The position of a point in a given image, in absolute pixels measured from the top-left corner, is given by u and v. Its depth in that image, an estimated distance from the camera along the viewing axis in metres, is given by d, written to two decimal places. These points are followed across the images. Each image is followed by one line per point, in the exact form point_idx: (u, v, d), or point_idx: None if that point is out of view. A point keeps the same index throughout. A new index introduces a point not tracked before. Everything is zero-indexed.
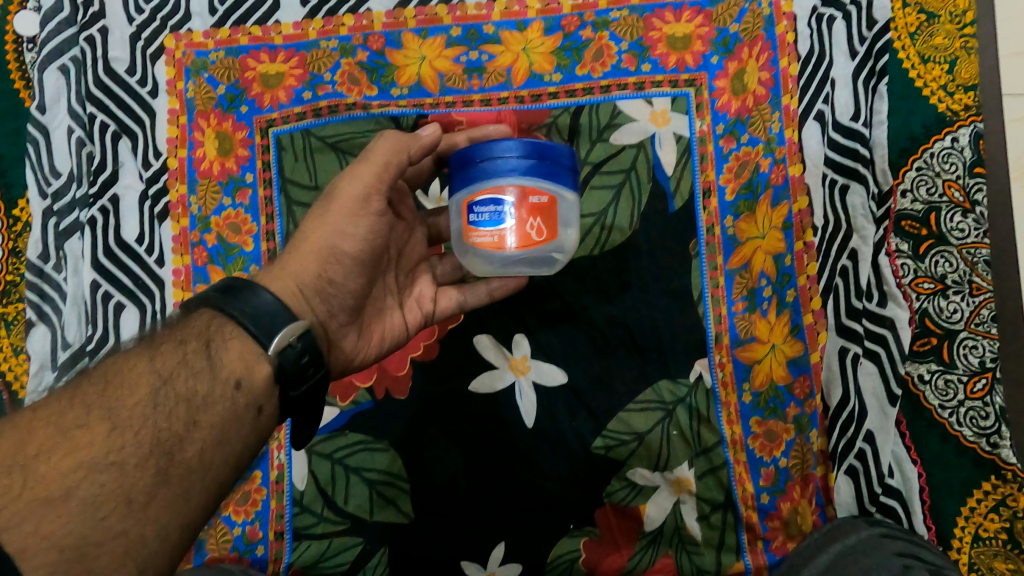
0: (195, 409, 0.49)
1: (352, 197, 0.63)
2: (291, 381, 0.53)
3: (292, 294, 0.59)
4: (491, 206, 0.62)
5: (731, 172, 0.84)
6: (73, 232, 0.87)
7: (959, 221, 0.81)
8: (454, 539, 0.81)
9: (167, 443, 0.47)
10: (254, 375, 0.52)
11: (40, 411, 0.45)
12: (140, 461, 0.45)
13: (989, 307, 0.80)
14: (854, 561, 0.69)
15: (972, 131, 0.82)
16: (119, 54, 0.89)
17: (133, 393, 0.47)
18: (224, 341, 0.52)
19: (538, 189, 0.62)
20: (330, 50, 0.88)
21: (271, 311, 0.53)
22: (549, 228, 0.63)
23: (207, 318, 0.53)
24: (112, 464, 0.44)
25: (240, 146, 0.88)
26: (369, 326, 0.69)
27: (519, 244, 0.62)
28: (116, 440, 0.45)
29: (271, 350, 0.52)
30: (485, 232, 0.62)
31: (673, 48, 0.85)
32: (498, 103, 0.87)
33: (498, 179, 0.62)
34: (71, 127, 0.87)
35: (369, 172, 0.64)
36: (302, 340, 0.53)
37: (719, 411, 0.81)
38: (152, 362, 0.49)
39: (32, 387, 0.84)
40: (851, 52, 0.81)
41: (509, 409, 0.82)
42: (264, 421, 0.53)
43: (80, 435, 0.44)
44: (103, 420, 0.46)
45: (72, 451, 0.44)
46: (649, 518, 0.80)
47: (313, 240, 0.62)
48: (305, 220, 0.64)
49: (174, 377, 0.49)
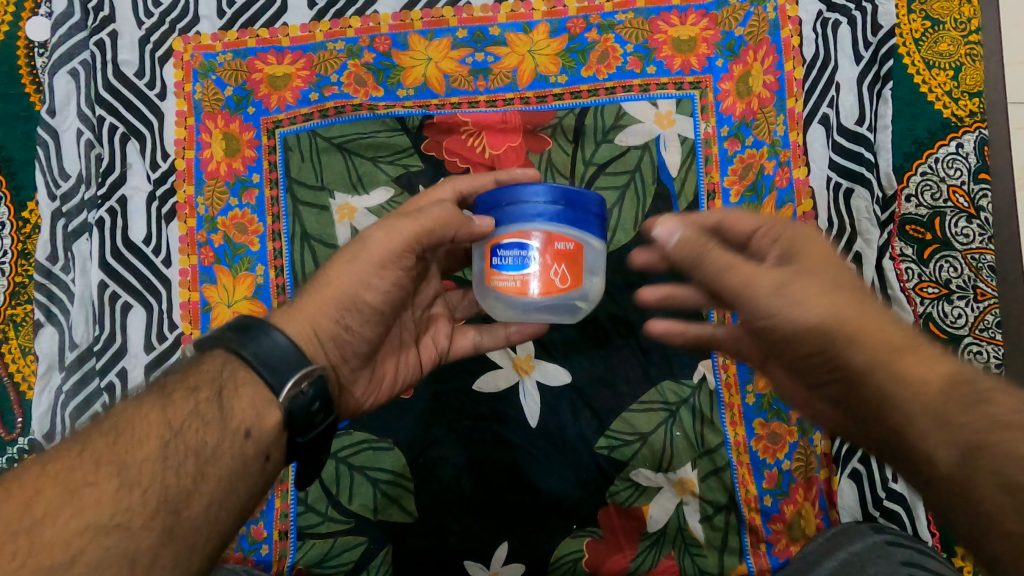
0: (204, 461, 0.47)
1: (385, 250, 0.61)
2: (299, 428, 0.52)
3: (307, 338, 0.57)
4: (516, 249, 0.60)
5: (735, 175, 0.84)
6: (82, 233, 0.87)
7: (964, 226, 0.83)
8: (459, 539, 0.80)
9: (173, 500, 0.45)
10: (264, 423, 0.50)
11: (50, 465, 0.44)
12: (146, 520, 0.43)
13: (993, 313, 0.82)
14: (863, 565, 0.68)
15: (978, 137, 0.83)
16: (128, 57, 0.89)
17: (143, 445, 0.46)
18: (236, 388, 0.50)
19: (564, 235, 0.60)
20: (337, 52, 0.88)
21: (285, 353, 0.51)
22: (573, 275, 0.61)
23: (220, 361, 0.51)
24: (117, 526, 0.42)
25: (247, 147, 0.89)
26: (382, 368, 0.68)
27: (541, 290, 0.60)
28: (123, 498, 0.43)
29: (281, 397, 0.50)
30: (509, 275, 0.60)
31: (679, 50, 0.86)
32: (503, 104, 0.87)
33: (525, 223, 0.60)
34: (81, 129, 0.88)
35: (407, 228, 0.61)
36: (313, 386, 0.51)
37: (722, 414, 0.81)
38: (164, 413, 0.48)
39: (39, 389, 0.85)
40: (856, 56, 0.82)
41: (513, 408, 0.83)
42: (271, 468, 0.52)
43: (88, 494, 0.43)
44: (112, 476, 0.44)
45: (80, 511, 0.42)
46: (652, 519, 0.80)
47: (335, 286, 0.60)
48: (335, 260, 0.62)
49: (183, 430, 0.48)
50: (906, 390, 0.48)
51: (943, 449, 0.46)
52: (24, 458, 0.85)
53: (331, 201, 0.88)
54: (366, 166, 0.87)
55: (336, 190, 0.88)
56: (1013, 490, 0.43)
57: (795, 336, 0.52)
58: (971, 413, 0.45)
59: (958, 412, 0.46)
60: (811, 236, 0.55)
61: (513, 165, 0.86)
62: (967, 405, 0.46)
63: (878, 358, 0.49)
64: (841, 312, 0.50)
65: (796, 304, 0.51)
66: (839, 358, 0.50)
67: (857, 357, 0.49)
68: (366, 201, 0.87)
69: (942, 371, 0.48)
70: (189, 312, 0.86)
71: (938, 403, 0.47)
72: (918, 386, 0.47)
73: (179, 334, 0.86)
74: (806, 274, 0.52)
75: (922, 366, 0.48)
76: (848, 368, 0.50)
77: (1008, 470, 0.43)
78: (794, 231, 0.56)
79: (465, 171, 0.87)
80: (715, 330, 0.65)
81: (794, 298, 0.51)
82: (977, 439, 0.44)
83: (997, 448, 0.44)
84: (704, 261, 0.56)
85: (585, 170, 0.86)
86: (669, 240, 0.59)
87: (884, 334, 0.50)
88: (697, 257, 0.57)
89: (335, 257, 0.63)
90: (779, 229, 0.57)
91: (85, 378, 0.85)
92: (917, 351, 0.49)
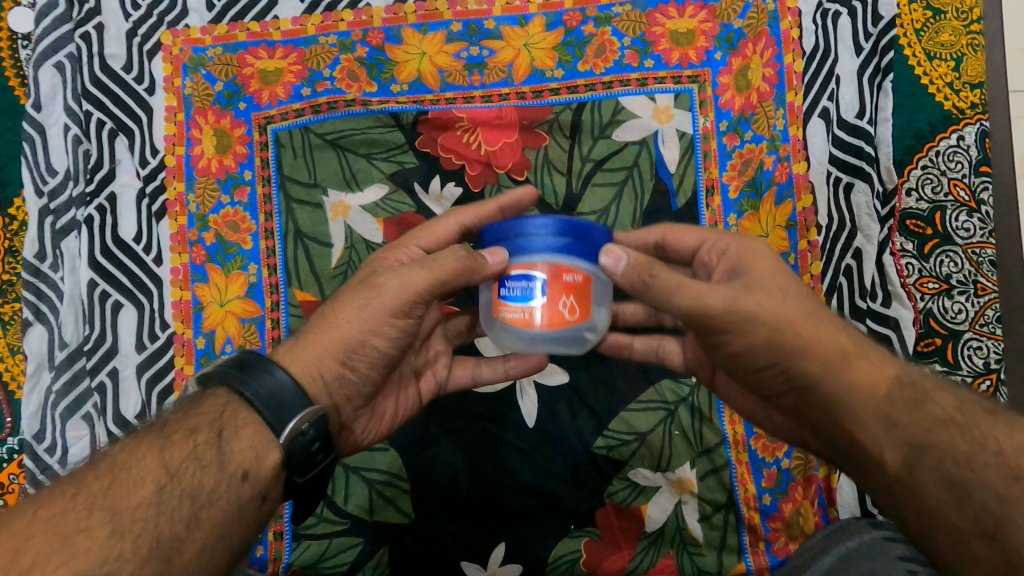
0: (199, 506, 0.48)
1: (397, 301, 0.60)
2: (298, 467, 0.53)
3: (311, 379, 0.59)
4: (521, 281, 0.57)
5: (734, 170, 0.83)
6: (71, 230, 0.85)
7: (965, 220, 0.82)
8: (457, 541, 0.80)
9: (165, 548, 0.46)
10: (263, 464, 0.51)
11: (42, 510, 0.45)
12: (135, 569, 0.44)
13: (993, 308, 0.81)
14: (859, 563, 0.66)
15: (978, 130, 0.83)
16: (114, 50, 0.88)
17: (138, 490, 0.47)
18: (236, 429, 0.52)
19: (574, 266, 0.58)
20: (329, 46, 0.87)
21: (287, 393, 0.53)
22: (583, 308, 0.58)
23: (222, 402, 0.53)
24: (106, 574, 0.43)
25: (238, 143, 0.87)
26: (383, 406, 0.69)
27: (548, 323, 0.57)
28: (114, 545, 0.44)
29: (282, 438, 0.52)
30: (514, 308, 0.58)
31: (676, 44, 0.84)
32: (499, 99, 0.86)
33: (528, 254, 0.58)
34: (68, 124, 0.86)
35: (420, 280, 0.60)
36: (314, 426, 0.53)
37: (721, 412, 0.80)
38: (161, 455, 0.49)
39: (29, 389, 0.84)
40: (856, 48, 0.81)
41: (510, 409, 0.82)
42: (267, 508, 0.53)
43: (80, 541, 0.44)
44: (104, 522, 0.45)
45: (70, 559, 0.43)
46: (650, 518, 0.80)
47: (344, 329, 0.61)
48: (343, 297, 0.63)
49: (181, 472, 0.49)
50: (856, 394, 0.53)
51: (892, 449, 0.51)
52: (13, 458, 0.84)
53: (325, 199, 0.86)
54: (359, 163, 0.86)
55: (330, 188, 0.86)
56: (955, 485, 0.48)
57: (746, 351, 0.58)
58: (915, 413, 0.51)
59: (903, 412, 0.52)
60: (756, 251, 0.60)
61: (509, 161, 0.85)
62: (912, 405, 0.52)
63: (831, 366, 0.54)
64: (787, 326, 0.55)
65: (747, 320, 0.56)
66: (791, 368, 0.56)
67: (809, 364, 0.55)
68: (360, 199, 0.86)
69: (889, 375, 0.54)
70: (181, 311, 0.85)
71: (886, 405, 0.52)
72: (868, 390, 0.53)
73: (171, 333, 0.85)
74: (753, 291, 0.56)
75: (871, 370, 0.54)
76: (803, 376, 0.56)
77: (949, 465, 0.49)
78: (736, 243, 0.62)
79: (460, 167, 0.85)
80: (662, 342, 0.74)
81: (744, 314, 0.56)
82: (924, 439, 0.50)
83: (941, 447, 0.50)
84: (655, 284, 0.58)
85: (583, 167, 0.85)
86: (615, 268, 0.60)
87: (834, 344, 0.55)
88: (647, 282, 0.58)
89: (346, 294, 0.63)
90: (722, 244, 0.63)
91: (75, 378, 0.84)
92: (867, 357, 0.55)
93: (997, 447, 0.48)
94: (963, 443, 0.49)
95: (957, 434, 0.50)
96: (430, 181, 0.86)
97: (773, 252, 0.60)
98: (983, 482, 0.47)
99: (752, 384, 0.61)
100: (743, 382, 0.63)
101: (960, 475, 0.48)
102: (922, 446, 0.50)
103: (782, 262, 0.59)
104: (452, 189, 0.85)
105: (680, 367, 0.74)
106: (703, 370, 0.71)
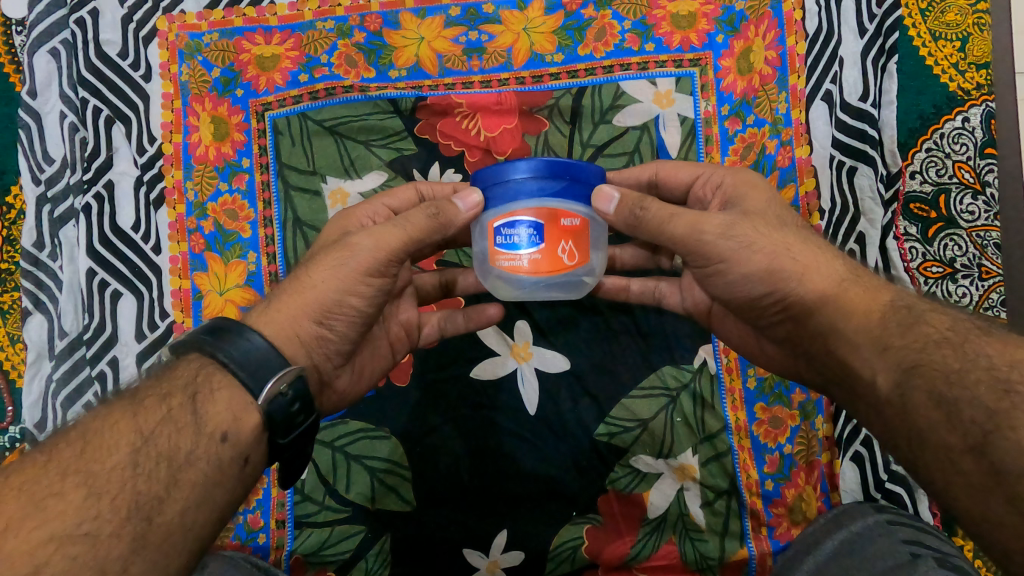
0: (176, 468, 0.49)
1: (372, 260, 0.60)
2: (280, 428, 0.54)
3: (287, 340, 0.59)
4: (520, 229, 0.58)
5: (737, 154, 0.82)
6: (68, 219, 0.85)
7: (969, 203, 0.81)
8: (458, 528, 0.80)
9: (145, 507, 0.47)
10: (241, 427, 0.52)
11: (14, 477, 0.46)
12: (116, 528, 0.45)
13: (998, 291, 0.81)
14: (861, 547, 0.66)
15: (984, 111, 0.82)
16: (110, 36, 0.87)
17: (112, 455, 0.48)
18: (211, 393, 0.52)
19: (571, 211, 0.60)
20: (327, 31, 0.86)
21: (262, 356, 0.54)
22: (580, 252, 0.60)
23: (196, 367, 0.54)
24: (86, 534, 0.44)
25: (236, 131, 0.87)
26: (361, 362, 0.69)
27: (548, 269, 0.59)
28: (91, 507, 0.45)
29: (261, 399, 0.52)
30: (515, 255, 0.59)
31: (677, 27, 0.83)
32: (498, 84, 0.85)
33: (523, 199, 0.59)
34: (63, 112, 0.86)
35: (395, 239, 0.60)
36: (293, 387, 0.53)
37: (723, 398, 0.80)
38: (134, 420, 0.50)
39: (30, 377, 0.84)
40: (859, 29, 0.80)
41: (511, 396, 0.82)
42: (249, 471, 0.54)
43: (52, 505, 0.45)
44: (78, 486, 0.46)
45: (44, 523, 0.44)
46: (652, 505, 0.79)
47: (318, 290, 0.60)
48: (317, 258, 0.62)
49: (155, 436, 0.50)
50: (851, 322, 0.56)
51: (884, 372, 0.54)
52: (15, 447, 0.84)
53: (324, 186, 0.86)
54: (356, 151, 0.86)
55: (328, 174, 0.86)
56: (946, 405, 0.49)
57: (742, 281, 0.61)
58: (908, 336, 0.53)
59: (896, 335, 0.54)
60: (750, 182, 0.66)
61: (509, 147, 0.84)
62: (904, 329, 0.54)
63: (826, 295, 0.58)
64: (785, 252, 0.59)
65: (744, 248, 0.59)
66: (786, 296, 0.59)
67: (805, 294, 0.58)
68: (359, 185, 0.85)
69: (883, 300, 0.57)
70: (181, 300, 0.85)
71: (879, 329, 0.55)
72: (862, 317, 0.56)
73: (171, 322, 0.85)
74: (749, 218, 0.61)
75: (866, 298, 0.57)
76: (799, 305, 0.59)
77: (939, 386, 0.50)
78: (732, 176, 0.67)
79: (459, 154, 0.84)
80: (658, 283, 0.76)
81: (743, 241, 0.59)
82: (914, 360, 0.52)
83: (931, 367, 0.51)
84: (646, 217, 0.61)
85: (583, 153, 0.84)
86: (608, 210, 0.62)
87: (828, 273, 0.59)
88: (638, 217, 0.61)
89: (320, 254, 0.62)
90: (717, 178, 0.68)
91: (75, 367, 0.84)
92: (862, 285, 0.58)
93: (989, 364, 0.50)
94: (955, 362, 0.51)
95: (950, 353, 0.51)
96: (428, 167, 0.85)
97: (766, 184, 0.66)
98: (973, 397, 0.48)
99: (749, 316, 0.65)
100: (740, 315, 0.66)
101: (950, 394, 0.49)
102: (914, 366, 0.52)
103: (775, 192, 0.65)
104: (452, 176, 0.84)
105: (676, 307, 0.75)
106: (700, 312, 0.72)
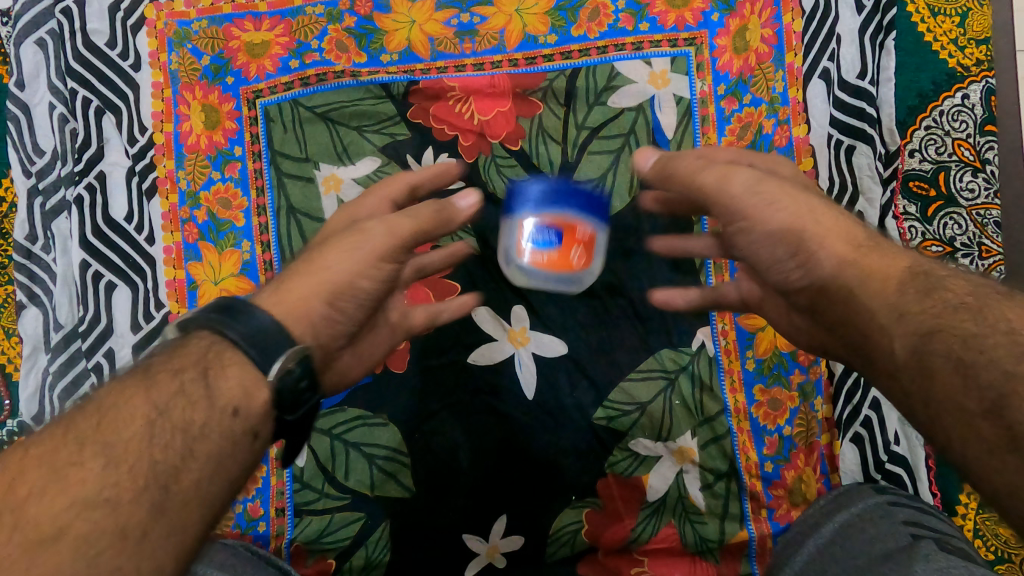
0: (191, 438, 0.48)
1: (385, 246, 0.62)
2: (288, 407, 0.53)
3: (297, 318, 0.57)
4: (546, 232, 0.63)
5: (733, 135, 0.81)
6: (60, 211, 0.85)
7: (969, 180, 0.81)
8: (461, 513, 0.80)
9: (162, 476, 0.46)
10: (252, 401, 0.51)
11: (33, 449, 0.46)
12: (135, 495, 0.45)
13: (999, 270, 0.80)
14: (861, 529, 0.65)
15: (984, 87, 0.81)
16: (98, 26, 0.86)
17: (129, 425, 0.48)
18: (222, 368, 0.51)
19: (587, 224, 0.65)
20: (317, 16, 0.85)
21: (271, 333, 0.54)
22: (586, 261, 0.66)
23: (206, 344, 0.53)
24: (106, 500, 0.44)
25: (227, 119, 0.86)
26: (364, 347, 0.69)
27: (559, 270, 0.64)
28: (110, 475, 0.45)
29: (271, 375, 0.52)
30: (536, 255, 0.64)
31: (671, 5, 0.83)
32: (491, 67, 0.85)
33: (554, 208, 0.64)
34: (53, 103, 0.86)
35: (407, 227, 0.63)
36: (300, 365, 0.53)
37: (721, 379, 0.80)
38: (148, 395, 0.50)
39: (27, 370, 0.84)
40: (857, 7, 0.80)
41: (509, 381, 0.81)
42: (261, 446, 0.53)
43: (73, 473, 0.45)
44: (97, 455, 0.46)
45: (65, 489, 0.44)
46: (652, 488, 0.79)
47: (331, 271, 0.60)
48: (329, 242, 0.62)
49: (171, 407, 0.49)
50: (871, 286, 0.55)
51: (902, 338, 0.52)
52: (13, 441, 0.84)
53: (318, 172, 0.85)
54: (351, 135, 0.85)
55: (322, 162, 0.85)
56: (964, 369, 0.47)
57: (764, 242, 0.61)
58: (929, 300, 0.52)
59: (913, 303, 0.52)
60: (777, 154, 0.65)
61: (503, 131, 0.83)
62: (924, 293, 0.52)
63: (843, 262, 0.57)
64: (808, 214, 0.59)
65: (767, 205, 0.60)
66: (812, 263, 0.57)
67: (826, 259, 0.57)
68: (353, 171, 0.85)
69: (903, 265, 0.55)
70: (176, 290, 0.84)
71: (896, 296, 0.53)
72: (880, 282, 0.54)
73: (167, 312, 0.84)
74: (771, 180, 0.61)
75: (886, 262, 0.55)
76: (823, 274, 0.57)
77: (959, 350, 0.48)
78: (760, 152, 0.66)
79: (453, 138, 0.84)
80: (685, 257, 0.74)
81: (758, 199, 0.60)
82: (932, 324, 0.50)
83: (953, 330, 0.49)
84: None
85: (578, 135, 0.83)
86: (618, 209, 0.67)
87: (848, 237, 0.58)
88: None
89: (331, 240, 0.62)
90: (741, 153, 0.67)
91: (72, 358, 0.83)
92: (880, 252, 0.56)
93: (1008, 328, 0.48)
94: (973, 327, 0.49)
95: (969, 317, 0.49)
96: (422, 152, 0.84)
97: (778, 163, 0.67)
98: (990, 360, 0.46)
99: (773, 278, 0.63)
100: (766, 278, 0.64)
101: (970, 359, 0.47)
102: (931, 331, 0.50)
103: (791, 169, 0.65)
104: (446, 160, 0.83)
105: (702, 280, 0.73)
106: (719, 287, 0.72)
